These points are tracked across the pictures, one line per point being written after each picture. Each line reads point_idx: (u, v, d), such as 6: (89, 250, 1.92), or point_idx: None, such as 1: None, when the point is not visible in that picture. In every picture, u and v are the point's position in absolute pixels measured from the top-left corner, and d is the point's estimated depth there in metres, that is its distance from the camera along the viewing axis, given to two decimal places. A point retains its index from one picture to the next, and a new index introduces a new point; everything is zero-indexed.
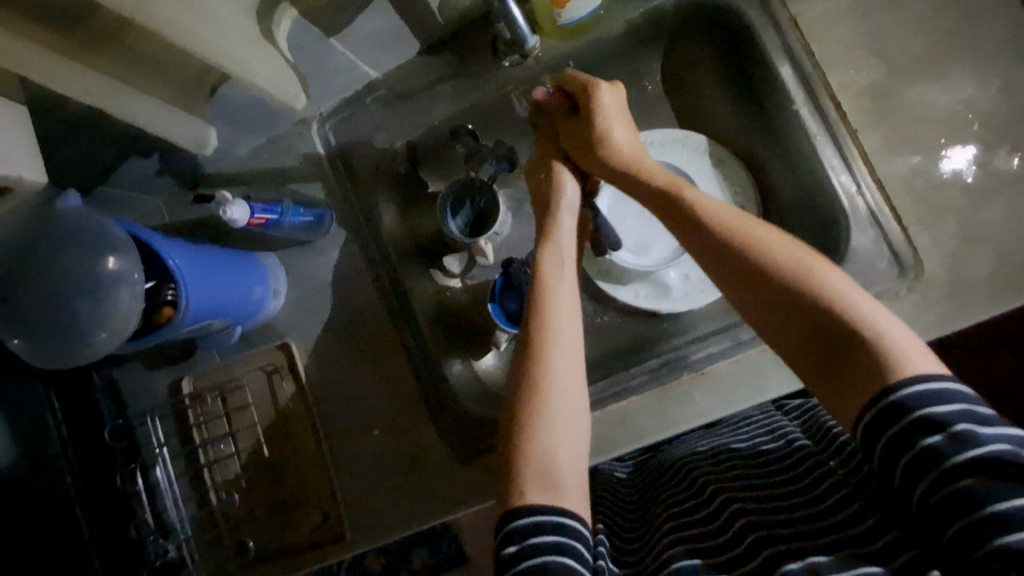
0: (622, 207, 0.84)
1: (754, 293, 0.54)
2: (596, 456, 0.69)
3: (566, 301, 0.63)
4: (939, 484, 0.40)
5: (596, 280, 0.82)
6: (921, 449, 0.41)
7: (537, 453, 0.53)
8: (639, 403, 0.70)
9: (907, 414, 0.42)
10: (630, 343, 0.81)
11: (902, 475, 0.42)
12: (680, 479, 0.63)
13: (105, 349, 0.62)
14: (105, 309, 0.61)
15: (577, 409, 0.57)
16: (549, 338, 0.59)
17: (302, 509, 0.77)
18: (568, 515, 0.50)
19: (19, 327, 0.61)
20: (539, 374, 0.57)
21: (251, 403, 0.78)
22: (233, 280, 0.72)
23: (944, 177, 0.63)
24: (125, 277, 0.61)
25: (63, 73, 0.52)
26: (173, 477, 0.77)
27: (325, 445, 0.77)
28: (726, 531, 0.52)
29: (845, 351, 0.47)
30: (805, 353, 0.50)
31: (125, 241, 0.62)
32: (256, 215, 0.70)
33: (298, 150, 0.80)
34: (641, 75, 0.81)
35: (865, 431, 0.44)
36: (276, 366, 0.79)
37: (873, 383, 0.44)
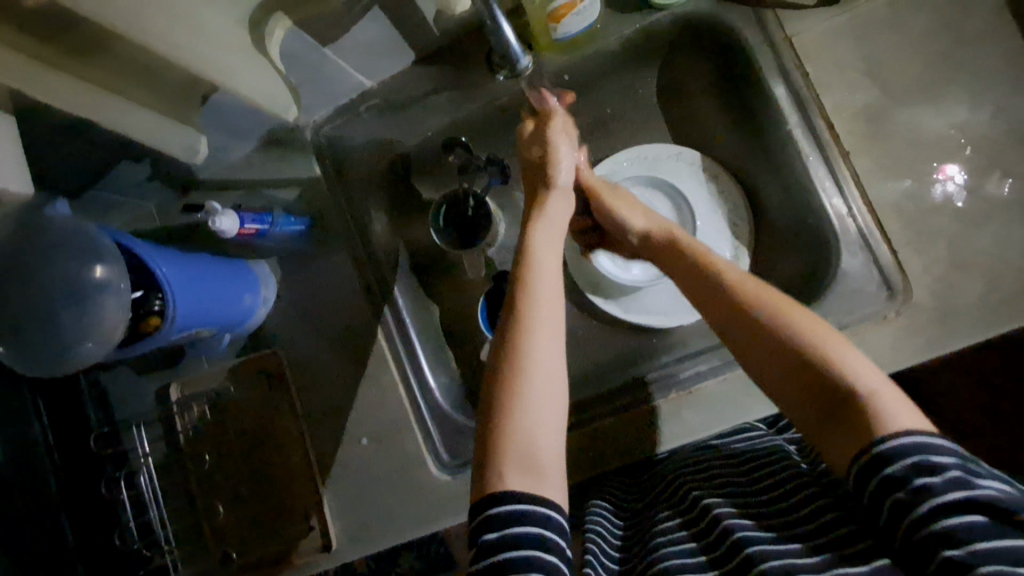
0: None
1: (757, 351, 0.56)
2: (583, 470, 0.70)
3: (551, 289, 0.63)
4: (928, 519, 0.42)
5: (587, 293, 0.82)
6: (912, 488, 0.43)
7: (517, 437, 0.53)
8: (628, 419, 0.70)
9: (900, 458, 0.44)
10: (621, 357, 0.80)
11: (892, 510, 0.43)
12: (671, 496, 0.64)
13: (90, 360, 0.62)
14: (89, 319, 0.61)
15: (558, 393, 0.57)
16: (534, 323, 0.59)
17: (288, 519, 0.76)
18: (550, 506, 0.50)
19: (7, 336, 0.61)
20: (521, 354, 0.57)
21: (239, 411, 0.78)
22: (224, 288, 0.72)
23: (936, 201, 0.63)
24: (111, 284, 0.61)
25: (53, 83, 0.53)
26: (157, 486, 0.76)
27: (313, 454, 0.77)
28: (716, 553, 0.52)
29: (837, 405, 0.49)
30: (801, 409, 0.52)
31: (110, 249, 0.62)
32: (246, 226, 0.70)
33: (290, 157, 0.80)
34: (635, 88, 0.81)
35: (857, 473, 0.46)
36: (266, 375, 0.79)
37: (864, 437, 0.46)
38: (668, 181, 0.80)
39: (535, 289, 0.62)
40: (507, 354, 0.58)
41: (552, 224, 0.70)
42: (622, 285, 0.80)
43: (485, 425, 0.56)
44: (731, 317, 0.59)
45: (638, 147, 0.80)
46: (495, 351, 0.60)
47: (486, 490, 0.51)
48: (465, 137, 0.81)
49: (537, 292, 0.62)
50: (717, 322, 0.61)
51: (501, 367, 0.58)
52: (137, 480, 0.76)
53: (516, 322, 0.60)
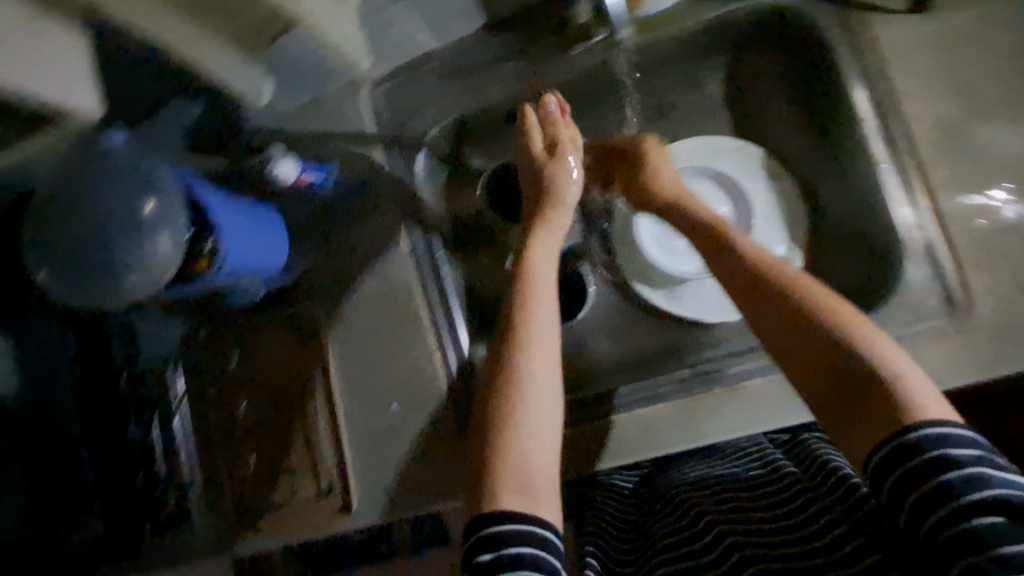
0: None
1: (778, 330, 0.57)
2: (621, 457, 0.69)
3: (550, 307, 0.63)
4: (952, 520, 0.41)
5: (633, 280, 0.80)
6: (935, 486, 0.42)
7: (512, 455, 0.53)
8: (665, 411, 0.69)
9: (923, 451, 0.43)
10: (658, 348, 0.80)
11: (913, 508, 0.43)
12: (674, 513, 0.63)
13: (134, 296, 0.61)
14: (139, 256, 0.59)
15: (555, 407, 0.57)
16: (529, 342, 0.59)
17: (306, 479, 0.74)
18: (545, 528, 0.49)
19: (50, 260, 0.60)
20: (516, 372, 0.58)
21: (270, 364, 0.77)
22: (265, 238, 0.71)
23: (1009, 221, 0.62)
24: (173, 215, 0.60)
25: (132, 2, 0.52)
26: (190, 429, 0.75)
27: (339, 417, 0.75)
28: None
29: (858, 389, 0.49)
30: (821, 392, 0.52)
31: (169, 186, 0.61)
32: (302, 175, 0.67)
33: (346, 113, 0.78)
34: (701, 81, 0.81)
35: (874, 467, 0.46)
36: (299, 331, 0.77)
37: (886, 424, 0.46)
38: (727, 175, 0.78)
39: (533, 309, 0.62)
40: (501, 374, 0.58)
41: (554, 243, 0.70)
42: (669, 275, 0.80)
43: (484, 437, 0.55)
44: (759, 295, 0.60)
45: (699, 137, 0.79)
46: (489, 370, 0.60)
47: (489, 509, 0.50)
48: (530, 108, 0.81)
49: (536, 311, 0.62)
50: (744, 304, 0.61)
51: (495, 388, 0.57)
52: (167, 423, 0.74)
53: (513, 342, 0.60)
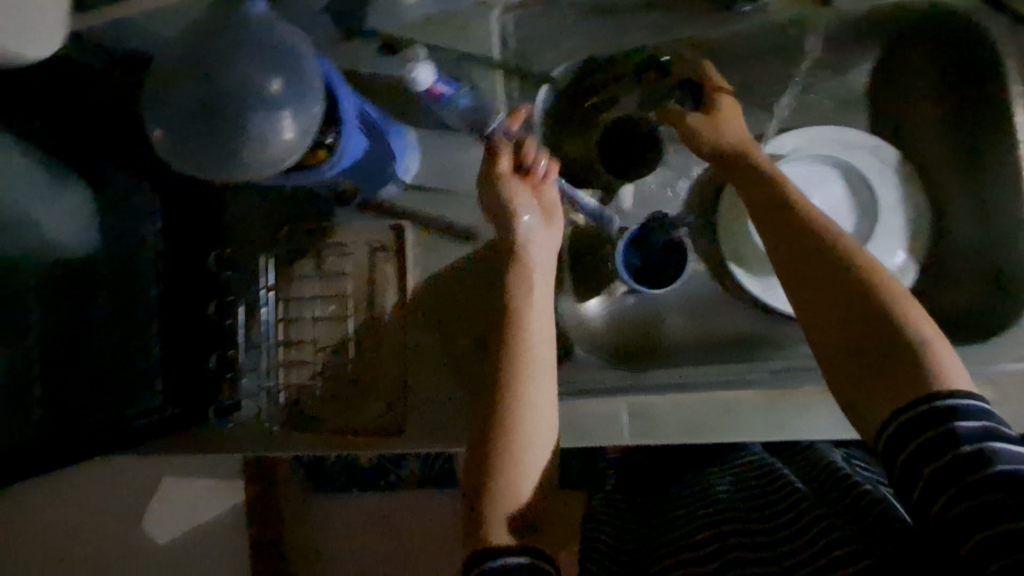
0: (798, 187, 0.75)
1: (811, 284, 0.51)
2: (701, 434, 0.68)
3: (543, 348, 0.57)
4: (968, 493, 0.39)
5: (732, 263, 0.77)
6: (956, 457, 0.41)
7: (508, 483, 0.52)
8: (752, 398, 0.67)
9: (945, 423, 0.42)
10: (741, 334, 0.78)
11: (928, 481, 0.41)
12: (679, 512, 0.62)
13: (245, 176, 0.59)
14: (259, 133, 0.57)
15: (545, 445, 0.54)
16: (529, 370, 0.55)
17: (365, 391, 0.74)
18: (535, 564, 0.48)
19: (168, 119, 0.58)
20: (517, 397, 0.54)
21: (349, 273, 0.76)
22: (379, 143, 0.67)
23: None
24: (311, 99, 0.57)
25: None
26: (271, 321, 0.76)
27: (408, 340, 0.74)
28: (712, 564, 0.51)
29: (885, 352, 0.47)
30: (838, 349, 0.50)
31: (300, 68, 0.58)
32: (437, 85, 0.63)
33: (473, 32, 0.73)
34: (848, 69, 0.75)
35: (892, 436, 0.44)
36: (383, 246, 0.76)
37: (908, 391, 0.45)
38: (854, 172, 0.75)
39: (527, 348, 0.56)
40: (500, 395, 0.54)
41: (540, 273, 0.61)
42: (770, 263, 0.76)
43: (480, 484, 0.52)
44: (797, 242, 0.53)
45: (837, 127, 0.74)
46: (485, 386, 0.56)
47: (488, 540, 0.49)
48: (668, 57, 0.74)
49: (531, 357, 0.56)
50: (782, 264, 0.54)
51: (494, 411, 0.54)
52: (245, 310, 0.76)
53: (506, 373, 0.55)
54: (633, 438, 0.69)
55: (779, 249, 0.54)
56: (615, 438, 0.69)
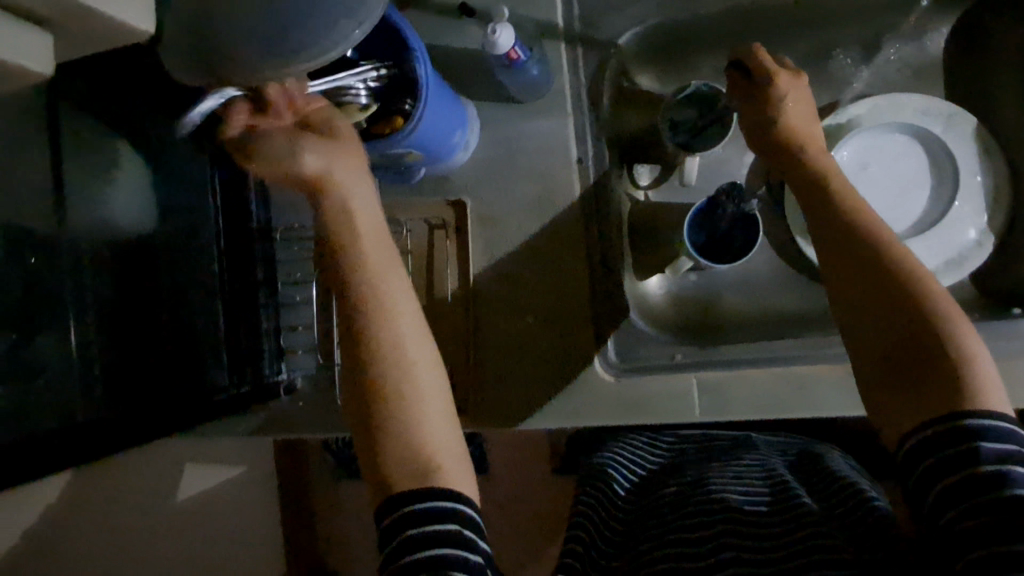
0: (866, 157, 0.73)
1: (848, 272, 0.51)
2: (775, 409, 0.67)
3: (405, 309, 0.52)
4: (979, 511, 0.40)
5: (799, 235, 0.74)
6: (975, 474, 0.41)
7: (399, 440, 0.49)
8: (830, 372, 0.66)
9: (973, 441, 0.42)
10: (810, 311, 0.77)
11: (941, 494, 0.42)
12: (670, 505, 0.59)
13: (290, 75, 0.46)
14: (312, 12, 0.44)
15: (436, 393, 0.51)
16: (386, 318, 0.51)
17: None
18: (453, 497, 0.47)
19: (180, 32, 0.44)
20: (384, 348, 0.51)
21: (410, 250, 0.75)
22: (452, 115, 0.67)
23: None
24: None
25: None
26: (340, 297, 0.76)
27: (470, 317, 0.74)
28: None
29: (919, 352, 0.46)
30: (870, 343, 0.48)
31: None
32: (514, 49, 0.62)
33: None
34: (925, 33, 0.73)
35: (911, 448, 0.44)
36: (443, 223, 0.75)
37: (940, 400, 0.44)
38: (926, 141, 0.73)
39: (396, 311, 0.52)
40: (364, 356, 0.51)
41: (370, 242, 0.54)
42: None
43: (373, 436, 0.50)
44: (838, 230, 0.53)
45: (912, 94, 0.72)
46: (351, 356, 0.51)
47: (395, 488, 0.48)
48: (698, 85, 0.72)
49: (394, 313, 0.51)
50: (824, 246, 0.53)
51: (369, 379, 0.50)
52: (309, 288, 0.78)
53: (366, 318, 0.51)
54: (701, 415, 0.68)
55: (818, 233, 0.54)
56: (683, 415, 0.68)
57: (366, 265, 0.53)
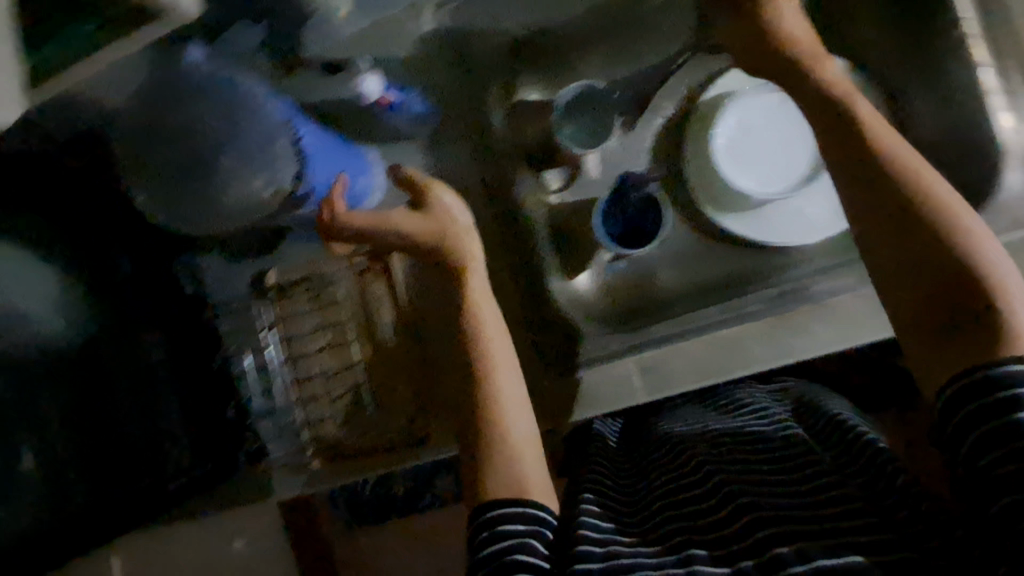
0: (751, 117, 0.76)
1: (875, 199, 0.50)
2: (711, 375, 0.69)
3: (498, 345, 0.59)
4: (1020, 458, 0.39)
5: (703, 206, 0.78)
6: (1015, 423, 0.39)
7: (502, 457, 0.53)
8: (754, 328, 0.69)
9: (1010, 387, 0.40)
10: (731, 273, 0.80)
11: (979, 439, 0.41)
12: (684, 464, 0.56)
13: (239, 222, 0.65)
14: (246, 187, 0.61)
15: (528, 421, 0.57)
16: (491, 364, 0.58)
17: (374, 412, 0.76)
18: (535, 508, 0.50)
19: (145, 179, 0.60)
20: (489, 384, 0.56)
21: (343, 299, 0.78)
22: (347, 165, 0.68)
23: None
24: (261, 107, 0.59)
25: None
26: (281, 359, 0.78)
27: (413, 352, 0.77)
28: (752, 559, 0.43)
29: (954, 279, 0.45)
30: (913, 277, 0.47)
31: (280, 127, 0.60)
32: (386, 94, 0.73)
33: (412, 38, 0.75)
34: None
35: (953, 393, 0.42)
36: (368, 266, 0.78)
37: (971, 352, 0.42)
38: None
39: (492, 348, 0.58)
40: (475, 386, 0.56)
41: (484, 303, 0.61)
42: (745, 198, 0.75)
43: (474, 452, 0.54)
44: (853, 163, 0.51)
45: None
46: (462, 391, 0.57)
47: (487, 496, 0.51)
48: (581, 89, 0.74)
49: (495, 352, 0.58)
50: (843, 177, 0.52)
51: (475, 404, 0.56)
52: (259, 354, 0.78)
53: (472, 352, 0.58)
54: (647, 395, 0.70)
55: (836, 161, 0.53)
56: (630, 399, 0.71)
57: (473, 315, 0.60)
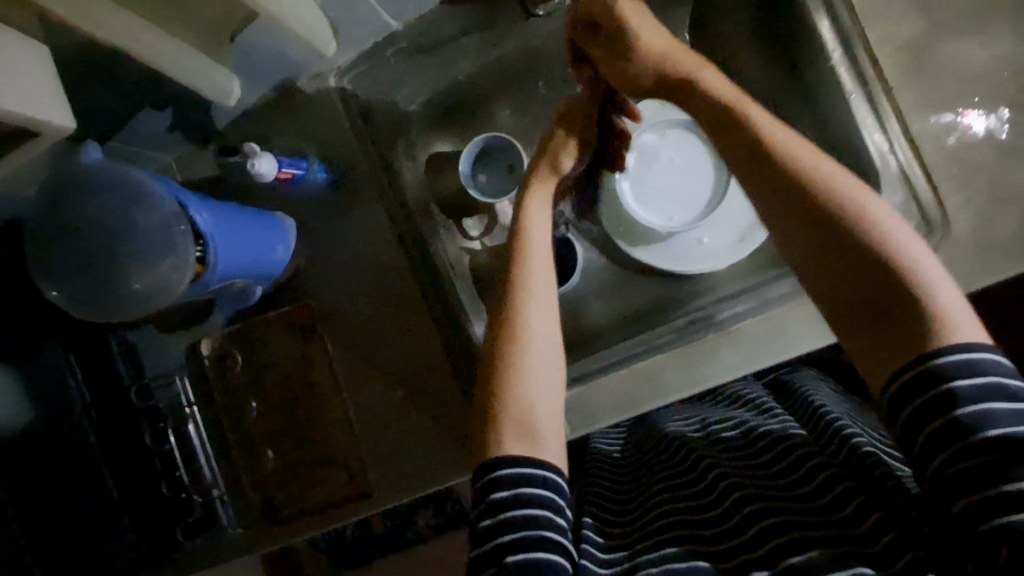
0: (649, 158, 0.83)
1: (777, 209, 0.53)
2: (630, 409, 0.71)
3: (543, 277, 0.61)
4: (962, 455, 0.40)
5: (616, 238, 0.82)
6: (951, 421, 0.41)
7: (514, 405, 0.53)
8: (666, 359, 0.71)
9: (946, 380, 0.42)
10: (651, 303, 0.82)
11: (926, 440, 0.42)
12: (684, 470, 0.64)
13: (137, 302, 0.62)
14: (144, 266, 0.60)
15: (554, 376, 0.56)
16: (528, 294, 0.59)
17: (325, 468, 0.78)
18: (554, 472, 0.51)
19: (57, 279, 0.60)
20: (520, 327, 0.57)
21: (275, 364, 0.80)
22: (255, 237, 0.70)
23: (978, 138, 0.63)
24: (148, 194, 0.60)
25: (105, 14, 0.49)
26: (206, 436, 0.79)
27: (350, 406, 0.79)
28: (739, 532, 0.51)
29: (871, 278, 0.47)
30: (830, 284, 0.50)
31: (163, 201, 0.60)
32: (283, 169, 0.72)
33: (317, 105, 0.78)
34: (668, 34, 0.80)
35: (894, 395, 0.44)
36: (296, 328, 0.79)
37: (904, 348, 0.44)
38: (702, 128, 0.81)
39: (532, 307, 0.58)
40: (507, 322, 0.58)
41: (536, 261, 0.61)
42: (652, 231, 0.80)
43: (487, 374, 0.56)
44: (765, 173, 0.54)
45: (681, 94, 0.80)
46: (491, 323, 0.59)
47: (499, 450, 0.51)
48: (482, 141, 0.80)
49: (530, 295, 0.59)
50: (750, 189, 0.55)
51: (503, 342, 0.57)
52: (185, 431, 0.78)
53: (513, 298, 0.59)
54: (574, 433, 0.71)
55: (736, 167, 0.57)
56: None
57: (526, 255, 0.62)
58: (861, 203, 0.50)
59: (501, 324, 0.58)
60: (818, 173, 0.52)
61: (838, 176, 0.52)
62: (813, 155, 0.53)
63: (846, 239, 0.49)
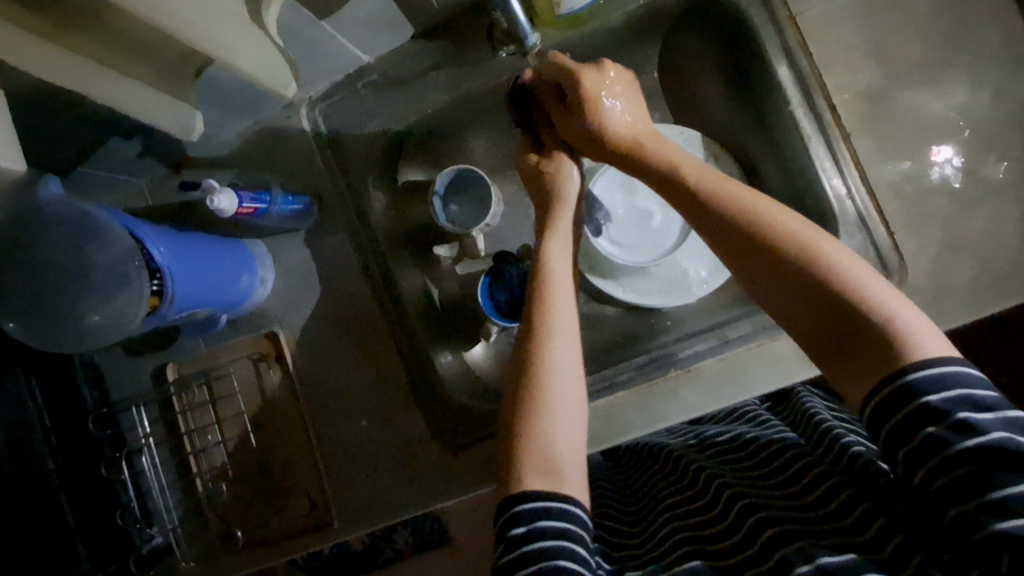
0: (618, 194, 0.83)
1: (730, 249, 0.55)
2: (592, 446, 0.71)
3: (567, 304, 0.61)
4: (943, 469, 0.40)
5: (587, 274, 0.81)
6: (925, 437, 0.41)
7: (537, 439, 0.53)
8: (628, 396, 0.71)
9: (921, 396, 0.42)
10: (619, 336, 0.82)
11: (907, 458, 0.42)
12: (685, 481, 0.63)
13: (97, 333, 0.63)
14: (104, 301, 0.61)
15: (578, 407, 0.56)
16: (552, 323, 0.60)
17: (286, 497, 0.77)
18: (571, 502, 0.50)
19: (13, 312, 0.61)
20: (542, 360, 0.57)
21: (237, 390, 0.79)
22: (219, 267, 0.70)
23: (933, 183, 0.64)
24: (102, 229, 0.60)
25: (54, 63, 0.52)
26: (158, 462, 0.78)
27: (314, 432, 0.78)
28: (749, 548, 0.50)
29: (831, 307, 0.48)
30: (796, 317, 0.50)
31: (119, 236, 0.60)
32: (244, 204, 0.71)
33: (288, 134, 0.79)
34: (639, 69, 0.80)
35: (872, 412, 0.44)
36: (262, 354, 0.79)
37: (876, 370, 0.44)
38: None
39: (556, 339, 0.59)
40: (529, 352, 0.58)
41: (560, 291, 0.62)
42: (621, 265, 0.80)
43: (510, 409, 0.57)
44: (714, 217, 0.56)
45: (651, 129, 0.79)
46: (514, 356, 0.60)
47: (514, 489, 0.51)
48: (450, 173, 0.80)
49: (556, 322, 0.60)
50: (701, 230, 0.57)
51: (522, 375, 0.57)
52: (138, 459, 0.78)
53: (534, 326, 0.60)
54: None
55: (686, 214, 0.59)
56: None
57: (549, 283, 0.63)
58: (805, 236, 0.52)
59: (523, 354, 0.59)
60: (762, 214, 0.54)
61: (782, 212, 0.54)
62: (757, 196, 0.56)
63: (791, 268, 0.51)
